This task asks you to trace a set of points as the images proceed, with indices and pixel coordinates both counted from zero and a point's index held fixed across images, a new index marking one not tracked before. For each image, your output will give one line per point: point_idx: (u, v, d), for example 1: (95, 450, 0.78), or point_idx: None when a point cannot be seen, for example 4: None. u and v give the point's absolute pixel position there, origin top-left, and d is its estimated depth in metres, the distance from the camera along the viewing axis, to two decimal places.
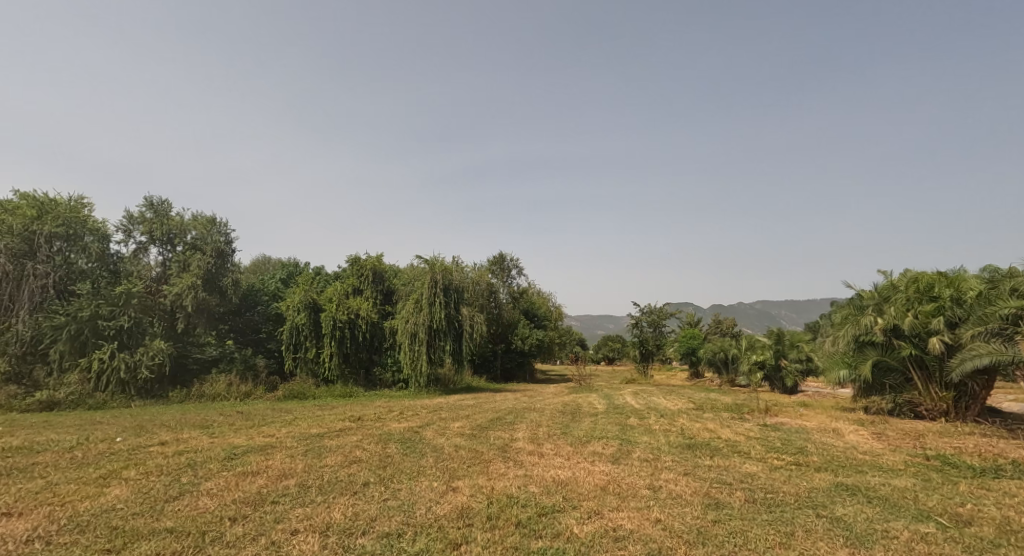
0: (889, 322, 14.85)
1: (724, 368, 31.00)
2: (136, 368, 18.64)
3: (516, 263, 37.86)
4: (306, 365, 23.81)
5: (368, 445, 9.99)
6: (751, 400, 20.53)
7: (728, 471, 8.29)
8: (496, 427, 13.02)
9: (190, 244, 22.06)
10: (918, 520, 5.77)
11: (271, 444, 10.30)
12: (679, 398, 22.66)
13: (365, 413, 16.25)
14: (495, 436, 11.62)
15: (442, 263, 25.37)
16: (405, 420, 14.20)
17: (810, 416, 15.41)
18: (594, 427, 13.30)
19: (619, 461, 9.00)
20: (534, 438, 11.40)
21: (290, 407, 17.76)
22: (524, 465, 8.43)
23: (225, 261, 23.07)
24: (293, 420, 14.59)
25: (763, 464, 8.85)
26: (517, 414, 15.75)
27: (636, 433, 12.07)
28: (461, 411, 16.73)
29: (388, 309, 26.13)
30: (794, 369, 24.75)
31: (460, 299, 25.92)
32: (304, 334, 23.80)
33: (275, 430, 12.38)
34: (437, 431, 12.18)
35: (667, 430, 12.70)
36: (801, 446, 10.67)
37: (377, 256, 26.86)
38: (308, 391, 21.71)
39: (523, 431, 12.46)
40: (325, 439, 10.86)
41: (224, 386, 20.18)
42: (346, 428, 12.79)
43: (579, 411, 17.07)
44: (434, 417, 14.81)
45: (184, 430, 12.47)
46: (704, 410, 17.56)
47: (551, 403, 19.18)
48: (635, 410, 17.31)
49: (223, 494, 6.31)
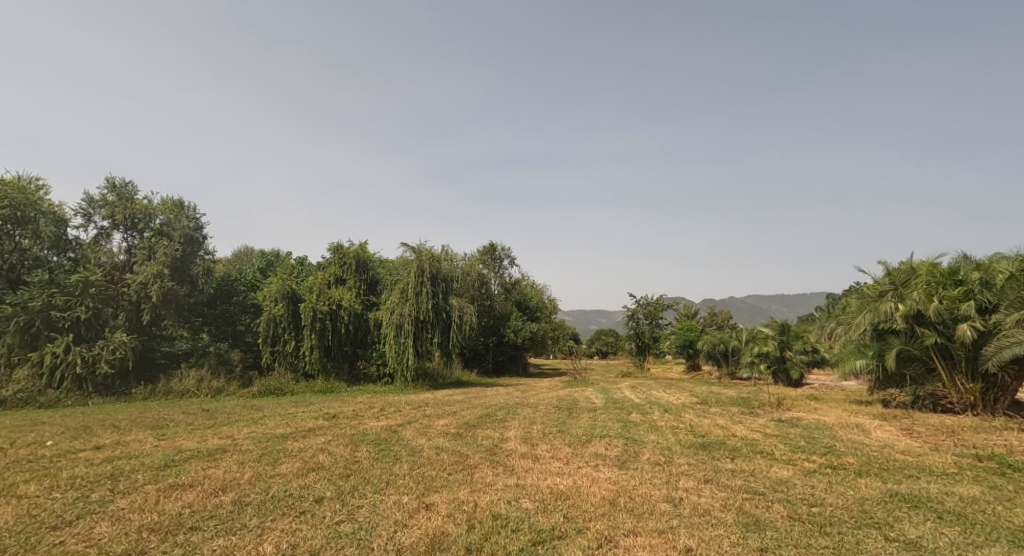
0: (911, 308, 13.64)
1: (724, 360, 29.89)
2: (95, 362, 17.33)
3: (508, 254, 36.49)
4: (285, 359, 22.41)
5: (335, 448, 8.63)
6: (757, 393, 19.31)
7: (757, 477, 7.00)
8: (485, 425, 11.70)
9: (156, 229, 20.56)
10: (1016, 547, 4.56)
11: (225, 447, 8.91)
12: (680, 392, 21.49)
13: (343, 410, 14.86)
14: (484, 436, 10.29)
15: (429, 251, 24.00)
16: (385, 418, 12.83)
17: (827, 411, 14.20)
18: (594, 424, 12.00)
19: (626, 466, 7.70)
20: (527, 438, 10.08)
21: (263, 404, 16.40)
22: (515, 472, 7.12)
23: (196, 248, 21.63)
24: (261, 418, 13.19)
25: (795, 467, 7.57)
26: (510, 410, 14.46)
27: (642, 431, 10.77)
28: (448, 407, 15.41)
29: (372, 300, 24.69)
30: (800, 361, 23.63)
31: (449, 289, 24.56)
32: (283, 326, 22.38)
33: (236, 430, 10.99)
34: (418, 430, 10.83)
35: (675, 427, 11.41)
36: (830, 444, 9.40)
37: (361, 244, 25.42)
38: (286, 386, 20.38)
39: (515, 430, 11.12)
40: (288, 442, 9.48)
41: (193, 382, 18.79)
42: (318, 427, 11.40)
43: (577, 406, 15.77)
44: (417, 415, 13.49)
45: (134, 431, 11.07)
46: (709, 405, 16.35)
47: (546, 398, 17.89)
48: (636, 405, 16.06)
49: (129, 520, 4.97)
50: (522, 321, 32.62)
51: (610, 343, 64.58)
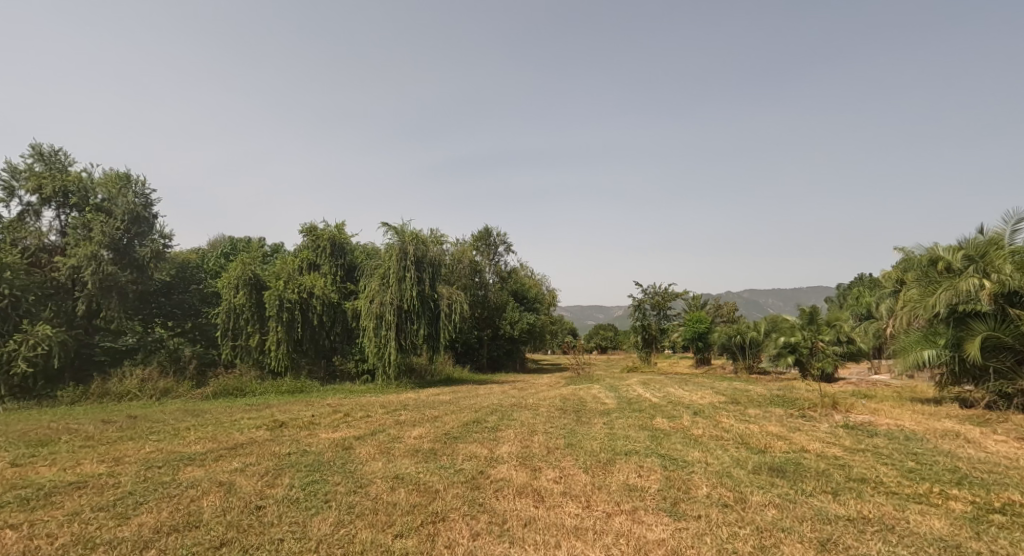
0: (1004, 285, 11.26)
1: (740, 353, 27.23)
2: (11, 360, 14.70)
3: (504, 239, 33.62)
4: (250, 355, 19.75)
5: (242, 482, 5.77)
6: (793, 392, 16.61)
7: (904, 539, 4.31)
8: (471, 438, 8.93)
9: (94, 205, 17.78)
10: None
11: (82, 481, 6.02)
12: (700, 389, 18.79)
13: (299, 416, 12.10)
14: (466, 455, 7.50)
15: (414, 232, 21.24)
16: (344, 429, 10.02)
17: (896, 413, 11.50)
18: (613, 435, 9.24)
19: (681, 512, 4.96)
20: (526, 458, 7.30)
21: (208, 409, 13.66)
22: (510, 534, 4.42)
23: (144, 227, 18.84)
24: (189, 428, 10.39)
25: (946, 515, 4.87)
26: (503, 415, 11.73)
27: (681, 446, 8.01)
28: (430, 411, 12.65)
29: (350, 288, 21.93)
30: (832, 353, 21.02)
31: (437, 275, 21.78)
32: (245, 318, 19.68)
33: (135, 449, 8.10)
34: (379, 448, 8.01)
35: (721, 439, 8.65)
36: (953, 466, 6.68)
37: (339, 226, 22.67)
38: (247, 386, 17.71)
39: (510, 444, 8.36)
40: (188, 468, 6.64)
41: (135, 382, 16.13)
42: (249, 442, 8.55)
43: (585, 408, 13.00)
44: (387, 423, 10.75)
45: (2, 451, 8.23)
46: (745, 405, 13.62)
47: (547, 398, 15.20)
48: (657, 407, 13.30)
49: None
50: (519, 312, 29.89)
51: (610, 337, 62.23)
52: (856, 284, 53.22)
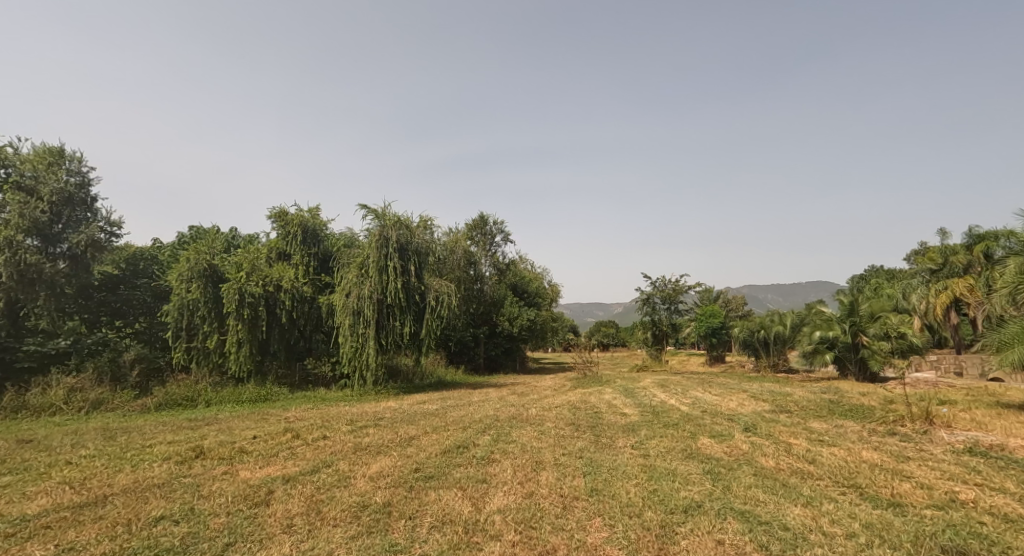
0: None
1: (763, 350, 24.51)
2: None
3: (500, 228, 30.77)
4: (207, 358, 17.04)
5: None
6: (845, 397, 13.88)
7: None
8: (449, 478, 6.16)
9: (15, 183, 15.13)
10: None
11: None
12: (732, 394, 16.00)
13: (236, 439, 9.39)
14: (438, 518, 4.78)
15: (397, 215, 18.48)
16: (280, 462, 7.29)
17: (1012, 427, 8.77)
18: (653, 470, 6.50)
19: None
20: (533, 526, 4.57)
21: (132, 428, 10.92)
22: None
23: (80, 210, 16.17)
24: (73, 461, 7.66)
25: None
26: (499, 434, 8.99)
27: (768, 496, 5.26)
28: (406, 429, 9.91)
29: (325, 280, 19.22)
30: (879, 349, 18.30)
31: (423, 264, 18.97)
32: (200, 315, 16.98)
33: None
34: (307, 503, 5.27)
35: (813, 480, 5.91)
36: None
37: (314, 210, 19.94)
38: (199, 395, 15.01)
39: (506, 491, 5.62)
40: None
41: (61, 392, 13.45)
42: (122, 491, 5.81)
43: (604, 422, 10.23)
44: (342, 450, 8.01)
45: None
46: (802, 417, 10.86)
47: (553, 407, 12.49)
48: (692, 419, 10.57)
49: None
50: (519, 307, 27.13)
51: (614, 335, 59.43)
52: (873, 275, 50.65)
